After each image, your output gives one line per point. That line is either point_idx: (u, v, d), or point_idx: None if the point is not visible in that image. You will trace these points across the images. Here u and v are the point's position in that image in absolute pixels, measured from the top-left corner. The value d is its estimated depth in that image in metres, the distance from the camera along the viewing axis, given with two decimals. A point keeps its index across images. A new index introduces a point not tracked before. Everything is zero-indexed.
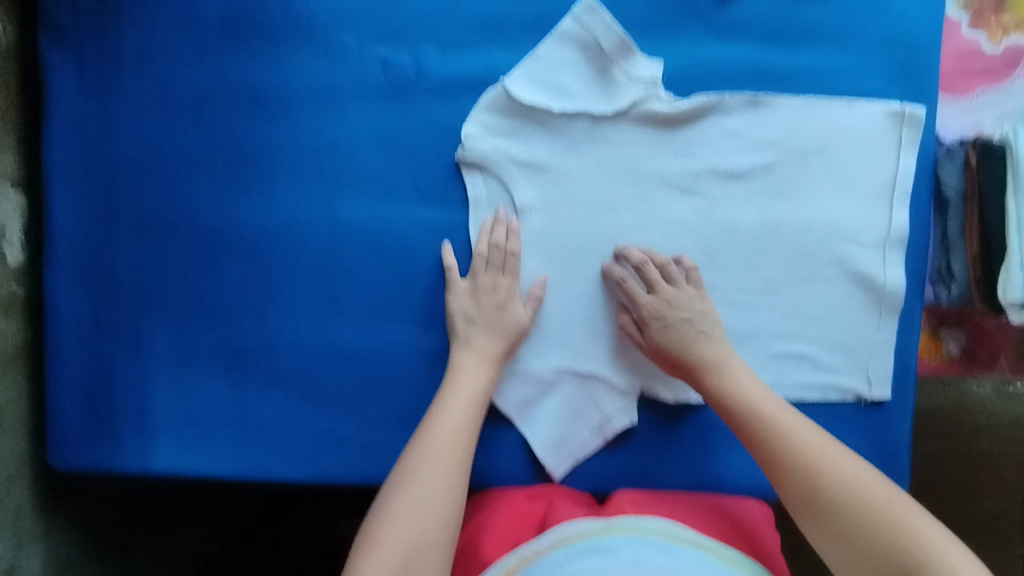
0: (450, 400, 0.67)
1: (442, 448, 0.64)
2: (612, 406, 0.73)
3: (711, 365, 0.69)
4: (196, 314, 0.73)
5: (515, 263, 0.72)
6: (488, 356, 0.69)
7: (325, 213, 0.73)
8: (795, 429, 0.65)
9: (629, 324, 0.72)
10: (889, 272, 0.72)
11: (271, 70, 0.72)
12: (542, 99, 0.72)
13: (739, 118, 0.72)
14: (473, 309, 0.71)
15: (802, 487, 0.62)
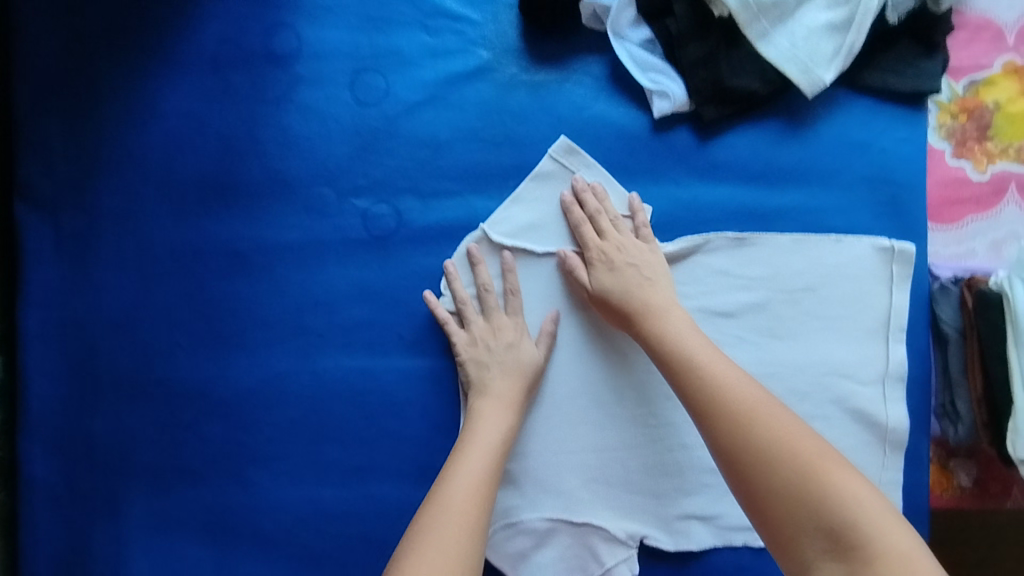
0: (467, 450, 0.65)
1: (461, 501, 0.61)
2: (612, 556, 0.71)
3: (657, 310, 0.66)
4: (174, 478, 0.75)
5: (516, 302, 0.72)
6: (507, 400, 0.69)
7: (306, 367, 0.74)
8: (729, 377, 0.61)
9: (576, 267, 0.71)
10: (891, 409, 0.70)
11: (250, 228, 0.74)
12: (525, 242, 0.73)
13: (725, 257, 0.72)
14: (482, 355, 0.70)
15: (730, 438, 0.58)
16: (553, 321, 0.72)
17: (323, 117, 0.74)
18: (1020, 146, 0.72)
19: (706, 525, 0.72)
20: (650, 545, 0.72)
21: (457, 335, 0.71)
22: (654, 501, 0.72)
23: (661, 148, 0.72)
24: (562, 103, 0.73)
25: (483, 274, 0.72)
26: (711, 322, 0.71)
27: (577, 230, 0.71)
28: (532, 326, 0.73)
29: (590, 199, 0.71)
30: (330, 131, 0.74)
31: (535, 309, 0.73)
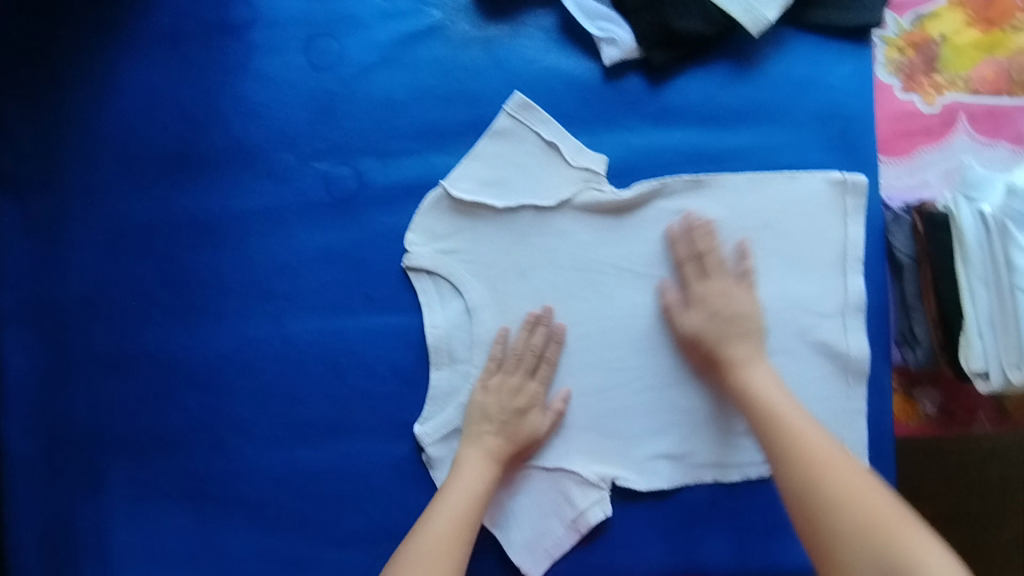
0: (449, 495, 0.68)
1: (436, 551, 0.65)
2: (585, 499, 0.73)
3: (738, 362, 0.69)
4: (152, 448, 0.76)
5: (548, 371, 0.73)
6: (494, 454, 0.71)
7: (276, 331, 0.75)
8: (807, 429, 0.65)
9: (672, 302, 0.72)
10: (852, 339, 0.71)
11: (215, 198, 0.76)
12: (484, 196, 0.74)
13: (683, 199, 0.72)
14: (490, 407, 0.72)
15: (801, 481, 0.62)
16: (564, 398, 0.74)
17: (279, 84, 0.76)
18: (968, 77, 0.74)
19: (677, 463, 0.73)
20: (622, 486, 0.73)
21: (481, 381, 0.73)
22: (625, 444, 0.74)
23: (614, 95, 0.73)
24: (513, 59, 0.74)
25: (517, 338, 0.73)
26: (671, 265, 0.73)
27: (680, 266, 0.72)
28: (497, 283, 0.75)
29: (683, 241, 0.72)
30: (287, 96, 0.75)
31: (564, 375, 0.74)
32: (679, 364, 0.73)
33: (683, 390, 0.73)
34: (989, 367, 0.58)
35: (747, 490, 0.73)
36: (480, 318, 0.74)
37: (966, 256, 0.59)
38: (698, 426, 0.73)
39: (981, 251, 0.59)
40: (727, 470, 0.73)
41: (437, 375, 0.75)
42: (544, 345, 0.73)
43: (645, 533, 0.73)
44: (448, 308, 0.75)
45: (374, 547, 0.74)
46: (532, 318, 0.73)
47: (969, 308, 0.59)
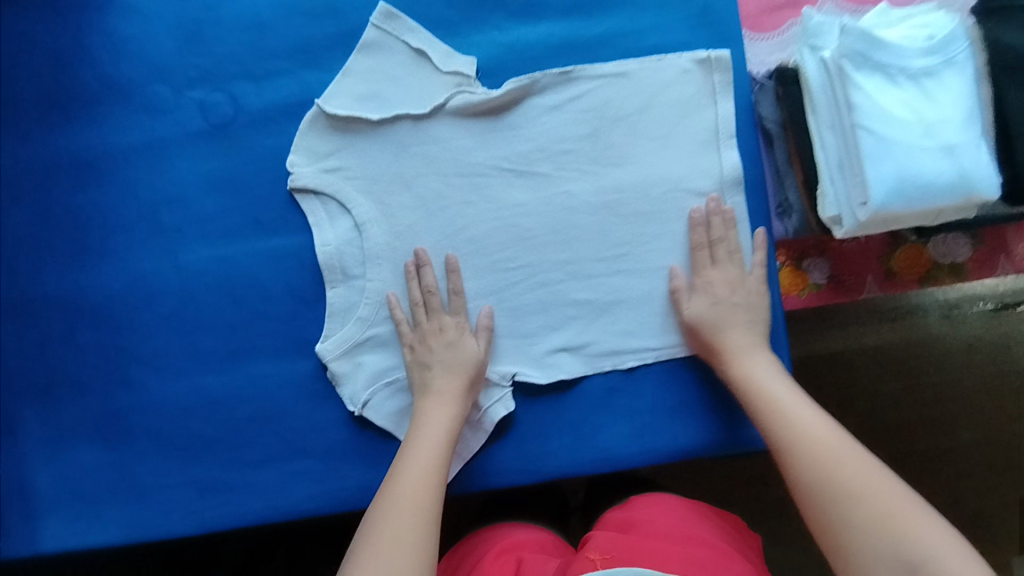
0: (417, 441, 0.67)
1: (414, 488, 0.62)
2: (488, 397, 0.74)
3: (699, 317, 0.70)
4: (62, 389, 0.77)
5: (460, 301, 0.74)
6: (450, 392, 0.70)
7: (169, 263, 0.76)
8: (809, 419, 0.61)
9: (682, 289, 0.71)
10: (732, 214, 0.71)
11: (94, 137, 0.76)
12: (360, 109, 0.74)
13: (554, 93, 0.73)
14: (425, 356, 0.72)
15: (813, 474, 0.57)
16: (489, 314, 0.74)
17: (145, 16, 0.76)
18: None
19: (575, 355, 0.74)
20: (523, 382, 0.74)
21: (407, 334, 0.73)
22: (524, 341, 0.75)
23: None
24: None
25: (424, 276, 0.74)
26: (550, 160, 0.74)
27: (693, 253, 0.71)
28: (384, 196, 0.75)
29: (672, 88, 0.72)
30: (154, 28, 0.76)
31: (473, 296, 0.75)
32: (569, 257, 0.74)
33: (576, 285, 0.74)
34: (841, 213, 0.59)
35: (650, 375, 0.74)
36: (370, 232, 0.75)
37: (816, 104, 0.60)
38: (593, 318, 0.74)
39: (826, 97, 0.59)
40: (625, 359, 0.74)
41: (333, 293, 0.75)
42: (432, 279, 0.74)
43: (550, 426, 0.74)
44: (336, 225, 0.75)
45: (287, 466, 0.74)
46: (411, 266, 0.74)
47: (823, 156, 0.60)
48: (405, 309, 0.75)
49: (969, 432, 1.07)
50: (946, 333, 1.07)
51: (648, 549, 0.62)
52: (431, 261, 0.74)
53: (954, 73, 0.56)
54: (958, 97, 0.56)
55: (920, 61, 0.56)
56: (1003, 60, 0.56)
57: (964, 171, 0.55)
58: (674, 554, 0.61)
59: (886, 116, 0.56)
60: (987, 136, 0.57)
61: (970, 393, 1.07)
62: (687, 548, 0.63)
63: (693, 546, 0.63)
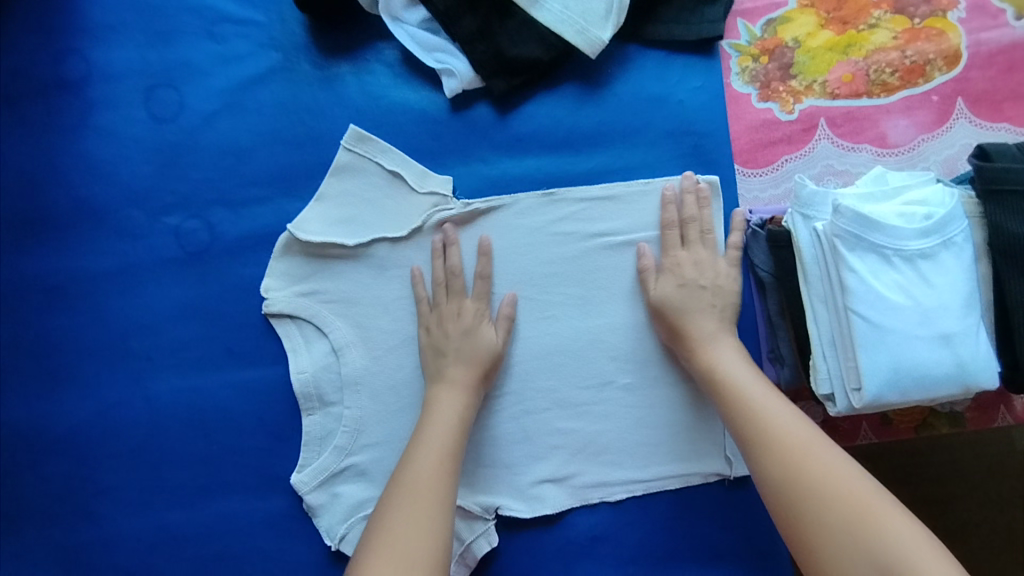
0: (427, 428, 0.64)
1: (427, 477, 0.60)
2: (471, 532, 0.70)
3: (702, 338, 0.65)
4: (24, 521, 0.74)
5: (484, 287, 0.70)
6: (462, 383, 0.67)
7: (138, 393, 0.73)
8: (773, 413, 0.59)
9: (650, 269, 0.69)
10: None
11: (66, 260, 0.74)
12: (336, 235, 0.71)
13: (536, 215, 0.71)
14: (439, 341, 0.68)
15: (780, 470, 0.57)
16: (511, 302, 0.71)
17: (122, 137, 0.74)
18: (825, 81, 0.72)
19: (560, 486, 0.71)
20: (506, 515, 0.71)
21: (427, 319, 0.70)
22: (506, 472, 0.72)
23: (465, 127, 0.73)
24: (357, 95, 0.73)
25: (451, 257, 0.70)
26: (535, 290, 0.71)
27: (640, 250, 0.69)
28: (361, 321, 0.72)
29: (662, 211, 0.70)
30: (130, 149, 0.74)
31: (501, 283, 0.72)
32: (551, 392, 0.71)
33: (560, 413, 0.71)
34: (834, 391, 0.56)
35: (637, 517, 0.71)
36: (348, 358, 0.71)
37: (806, 274, 0.57)
38: (577, 448, 0.71)
39: (818, 268, 0.57)
40: (612, 490, 0.71)
41: (310, 421, 0.72)
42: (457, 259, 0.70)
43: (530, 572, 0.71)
44: (313, 350, 0.72)
45: None
46: (439, 242, 0.71)
47: (814, 324, 0.57)
48: (427, 285, 0.71)
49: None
50: None
51: None
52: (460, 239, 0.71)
53: (952, 256, 0.54)
54: (955, 281, 0.53)
55: (917, 243, 0.53)
56: (1005, 246, 0.54)
57: (961, 363, 0.52)
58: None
59: (880, 299, 0.53)
60: (984, 320, 0.55)
61: None
62: None
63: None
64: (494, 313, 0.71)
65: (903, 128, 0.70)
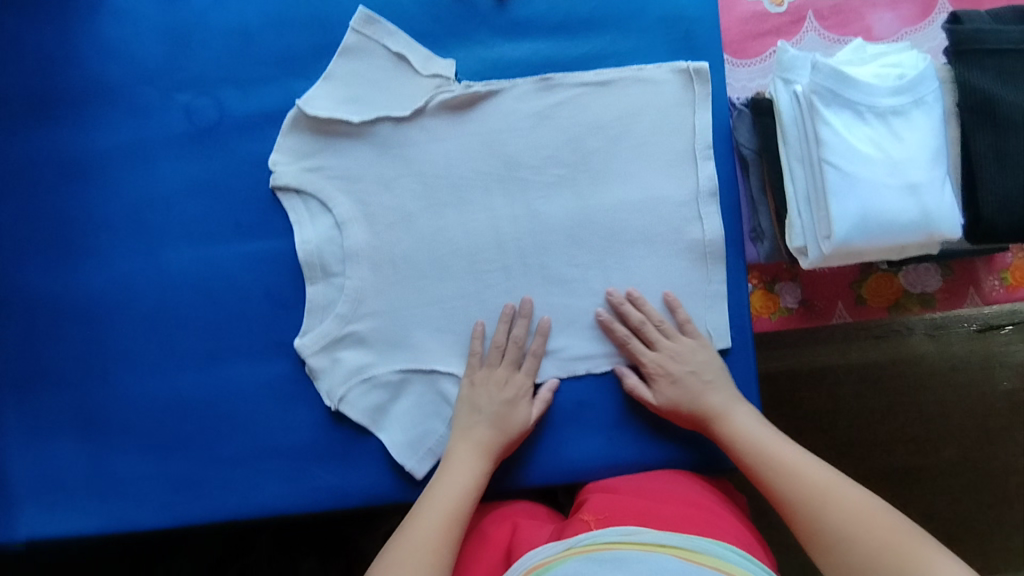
0: (440, 489, 0.67)
1: (429, 537, 0.62)
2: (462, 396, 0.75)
3: (717, 411, 0.69)
4: (41, 383, 0.78)
5: (534, 362, 0.74)
6: (485, 445, 0.70)
7: (151, 263, 0.77)
8: (798, 464, 0.64)
9: (639, 157, 0.74)
10: (708, 225, 0.73)
11: (80, 135, 0.77)
12: (341, 111, 0.75)
13: (533, 99, 0.75)
14: (476, 397, 0.72)
15: (807, 518, 0.61)
16: (553, 387, 0.74)
17: (135, 18, 0.77)
18: None
19: (550, 359, 0.75)
20: None
21: (472, 373, 0.73)
22: None
23: (467, 13, 0.76)
24: None
25: (514, 328, 0.74)
26: (529, 170, 0.75)
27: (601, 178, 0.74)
28: (363, 198, 0.76)
29: (654, 95, 0.74)
30: (142, 30, 0.77)
31: (498, 201, 0.75)
32: (542, 268, 0.75)
33: (554, 290, 0.75)
34: (807, 244, 0.60)
35: (621, 386, 0.75)
36: (350, 232, 0.75)
37: (786, 136, 0.61)
38: (567, 322, 0.75)
39: (797, 128, 0.60)
40: (598, 363, 0.75)
41: (313, 290, 0.76)
42: (522, 333, 0.74)
43: (521, 434, 0.76)
44: (317, 224, 0.76)
45: (260, 465, 0.76)
46: (509, 311, 0.74)
47: (792, 183, 0.61)
48: (484, 343, 0.75)
49: (931, 422, 1.21)
50: (929, 351, 1.22)
51: (637, 508, 0.65)
52: (530, 313, 0.74)
53: (923, 114, 0.57)
54: (925, 137, 0.57)
55: (889, 100, 0.57)
56: (974, 103, 0.57)
57: (926, 212, 0.56)
58: (662, 512, 0.65)
59: (851, 151, 0.57)
60: (951, 176, 0.58)
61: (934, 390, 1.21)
62: (672, 507, 0.66)
63: (683, 507, 0.66)
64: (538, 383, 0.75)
65: (888, 21, 0.73)
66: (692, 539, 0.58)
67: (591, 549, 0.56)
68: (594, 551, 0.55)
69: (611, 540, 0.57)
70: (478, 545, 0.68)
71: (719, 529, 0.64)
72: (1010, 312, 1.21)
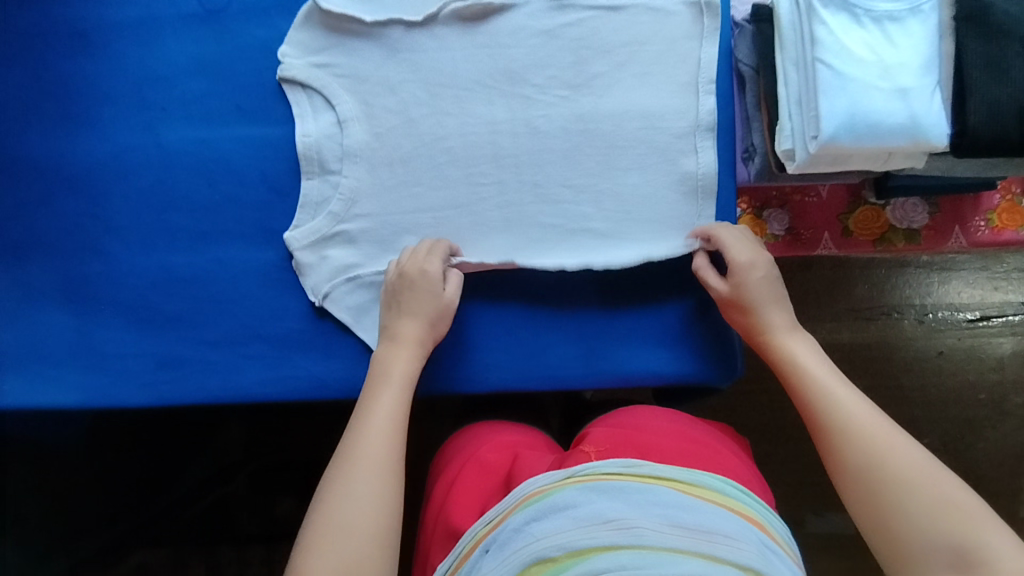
0: (379, 387, 0.65)
1: (374, 440, 0.60)
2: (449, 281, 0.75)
3: (778, 329, 0.66)
4: (33, 249, 0.78)
5: (445, 247, 0.72)
6: (411, 339, 0.68)
7: (151, 139, 0.78)
8: (853, 398, 0.60)
9: (640, 74, 0.74)
10: (702, 158, 0.73)
11: (91, 6, 0.78)
12: (355, 10, 0.76)
13: (543, 16, 0.76)
14: (396, 295, 0.70)
15: (853, 448, 0.56)
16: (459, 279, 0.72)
17: None
18: None
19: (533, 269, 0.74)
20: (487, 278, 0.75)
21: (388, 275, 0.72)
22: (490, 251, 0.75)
23: None
24: None
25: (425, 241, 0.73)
26: (531, 79, 0.75)
27: (603, 92, 0.75)
28: (366, 101, 0.76)
29: (661, 12, 0.75)
30: None
31: (499, 110, 0.75)
32: (538, 180, 0.75)
33: (547, 208, 0.75)
34: (795, 147, 0.61)
35: (604, 297, 0.76)
36: (350, 130, 0.76)
37: (783, 38, 0.62)
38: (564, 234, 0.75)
39: (794, 32, 0.61)
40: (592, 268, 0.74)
41: (309, 185, 0.77)
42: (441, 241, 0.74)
43: (499, 340, 0.75)
44: (319, 119, 0.77)
45: (245, 350, 0.76)
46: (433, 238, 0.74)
47: (788, 85, 0.61)
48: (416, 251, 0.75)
49: (921, 409, 1.21)
50: (920, 337, 1.23)
51: (640, 441, 0.63)
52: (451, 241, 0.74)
53: (918, 22, 0.58)
54: (918, 44, 0.57)
55: (885, 6, 0.58)
56: (969, 12, 0.57)
57: (915, 116, 0.56)
58: (664, 448, 0.62)
59: (845, 52, 0.58)
60: (941, 86, 0.58)
61: (926, 379, 1.22)
62: (672, 442, 0.64)
63: (687, 444, 0.64)
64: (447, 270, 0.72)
65: None
66: (694, 473, 0.56)
67: (592, 478, 0.54)
68: (594, 480, 0.54)
69: (611, 472, 0.55)
70: (477, 473, 0.65)
71: (715, 464, 0.62)
72: (999, 300, 1.22)
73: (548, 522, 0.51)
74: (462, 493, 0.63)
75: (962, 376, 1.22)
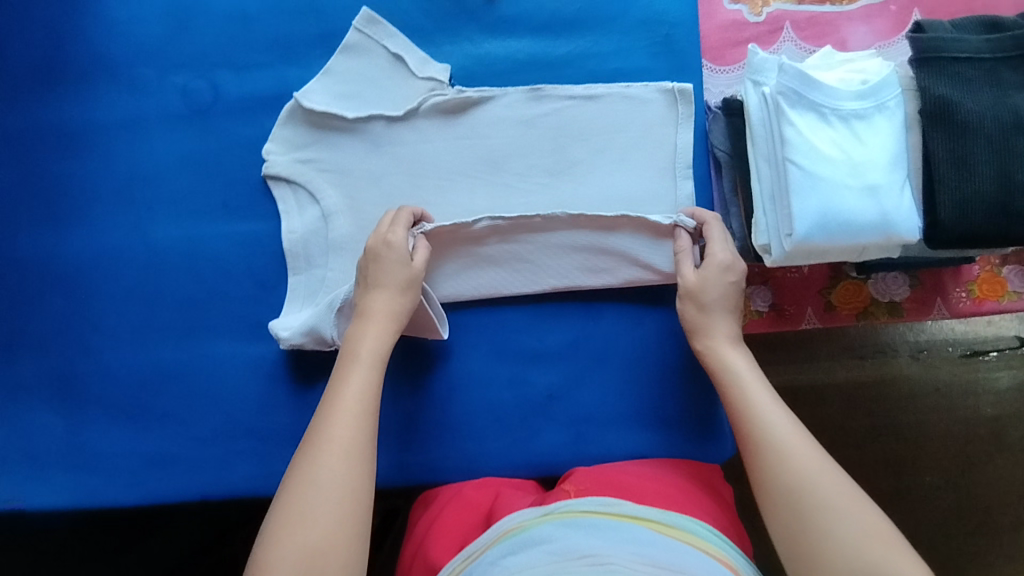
0: (352, 368, 0.64)
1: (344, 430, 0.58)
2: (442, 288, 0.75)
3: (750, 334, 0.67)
4: (24, 349, 0.79)
5: (406, 215, 0.71)
6: (383, 316, 0.67)
7: (138, 237, 0.79)
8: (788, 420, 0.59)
9: (618, 160, 0.76)
10: None
11: (78, 108, 0.80)
12: (336, 107, 0.77)
13: (521, 106, 0.77)
14: (367, 273, 0.69)
15: (783, 470, 0.55)
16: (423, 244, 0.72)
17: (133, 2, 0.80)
18: None
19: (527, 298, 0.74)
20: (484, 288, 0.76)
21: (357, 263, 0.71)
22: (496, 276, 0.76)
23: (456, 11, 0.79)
24: None
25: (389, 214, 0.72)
26: (512, 168, 0.76)
27: (582, 178, 0.76)
28: (349, 194, 0.77)
29: (637, 99, 0.76)
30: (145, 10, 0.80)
31: (480, 198, 0.76)
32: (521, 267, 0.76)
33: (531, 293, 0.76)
34: (771, 242, 0.62)
35: (591, 378, 0.76)
36: (335, 224, 0.76)
37: (755, 134, 0.63)
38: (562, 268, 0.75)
39: (765, 129, 0.62)
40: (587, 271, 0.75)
41: (296, 279, 0.77)
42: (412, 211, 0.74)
43: (488, 426, 0.76)
44: (304, 214, 0.78)
45: (235, 445, 0.76)
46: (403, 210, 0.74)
47: (761, 179, 0.63)
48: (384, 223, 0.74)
49: (925, 450, 1.21)
50: (917, 376, 1.22)
51: (624, 483, 0.65)
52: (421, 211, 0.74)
53: (884, 118, 0.59)
54: (885, 141, 0.59)
55: (852, 104, 0.59)
56: (935, 109, 0.58)
57: (885, 213, 0.57)
58: (645, 489, 0.64)
59: (814, 151, 0.59)
60: (911, 182, 0.60)
61: (926, 421, 1.21)
62: (655, 486, 0.66)
63: (668, 488, 0.66)
64: (412, 236, 0.72)
65: (862, 34, 0.76)
66: (673, 517, 0.57)
67: (567, 515, 0.56)
68: (569, 517, 0.56)
69: (588, 509, 0.57)
70: (464, 511, 0.68)
71: (697, 509, 0.63)
72: (993, 338, 1.22)
73: (522, 557, 0.52)
74: (445, 530, 0.65)
75: (960, 416, 1.21)
